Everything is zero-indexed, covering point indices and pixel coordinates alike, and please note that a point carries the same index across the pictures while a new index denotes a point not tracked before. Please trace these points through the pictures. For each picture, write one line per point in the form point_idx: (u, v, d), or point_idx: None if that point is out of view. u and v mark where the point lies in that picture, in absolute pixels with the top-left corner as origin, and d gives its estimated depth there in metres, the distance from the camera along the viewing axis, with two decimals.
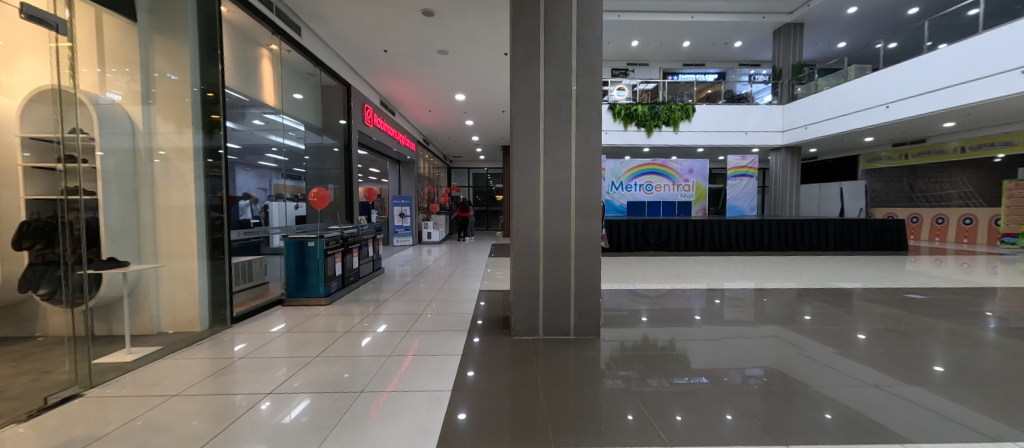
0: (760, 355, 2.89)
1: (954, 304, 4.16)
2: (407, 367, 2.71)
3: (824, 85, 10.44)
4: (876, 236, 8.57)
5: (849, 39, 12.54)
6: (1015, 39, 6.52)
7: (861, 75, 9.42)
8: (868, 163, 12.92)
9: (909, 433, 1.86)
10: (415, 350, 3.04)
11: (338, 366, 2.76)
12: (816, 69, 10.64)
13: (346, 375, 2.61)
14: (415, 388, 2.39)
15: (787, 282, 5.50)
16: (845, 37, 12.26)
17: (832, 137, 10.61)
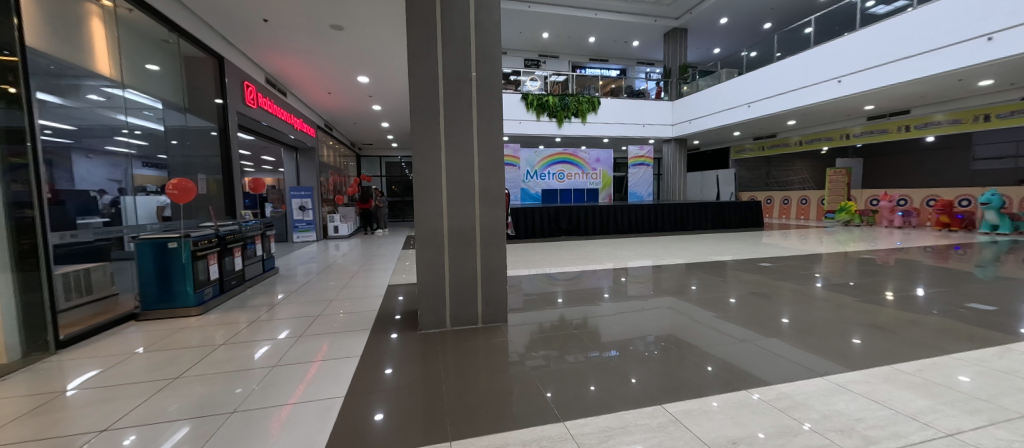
0: (652, 325, 3.21)
1: (794, 268, 5.17)
2: (313, 376, 2.44)
3: (703, 85, 11.95)
4: (743, 215, 10.18)
5: (722, 46, 14.52)
6: (841, 53, 8.18)
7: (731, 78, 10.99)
8: (736, 153, 15.07)
9: (768, 374, 2.21)
10: (324, 354, 2.79)
11: (224, 383, 2.38)
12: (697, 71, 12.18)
13: (239, 389, 2.29)
14: (317, 396, 2.19)
15: (677, 258, 6.24)
16: (719, 43, 14.17)
17: (709, 130, 12.26)
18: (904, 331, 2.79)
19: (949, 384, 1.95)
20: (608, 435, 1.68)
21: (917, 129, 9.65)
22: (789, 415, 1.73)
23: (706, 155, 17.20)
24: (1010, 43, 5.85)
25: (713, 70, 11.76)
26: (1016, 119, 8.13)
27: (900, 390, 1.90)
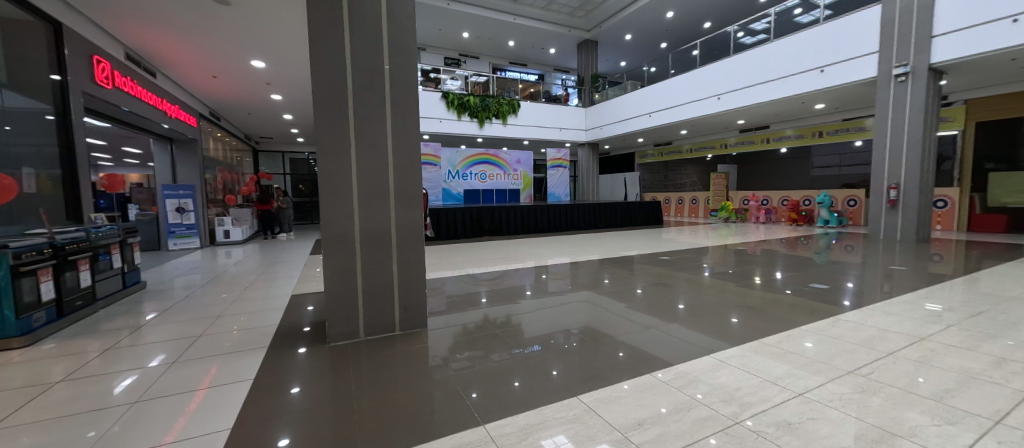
0: (571, 318, 3.37)
1: (687, 260, 5.91)
2: (196, 406, 2.05)
3: (612, 94, 13.13)
4: (647, 214, 11.36)
5: (627, 60, 16.04)
6: (720, 74, 9.63)
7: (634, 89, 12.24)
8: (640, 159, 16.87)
9: (667, 355, 2.47)
10: (211, 381, 2.36)
11: (64, 428, 1.87)
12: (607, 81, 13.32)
13: (90, 433, 1.82)
14: (203, 429, 1.84)
15: (592, 254, 6.71)
16: (624, 57, 15.63)
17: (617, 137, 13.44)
18: (768, 310, 3.34)
19: (799, 350, 2.38)
20: (527, 433, 1.68)
21: (774, 142, 11.82)
22: (682, 391, 1.92)
23: (615, 159, 18.82)
24: (835, 75, 7.50)
25: (620, 81, 12.93)
26: (837, 136, 10.41)
27: (764, 359, 2.27)
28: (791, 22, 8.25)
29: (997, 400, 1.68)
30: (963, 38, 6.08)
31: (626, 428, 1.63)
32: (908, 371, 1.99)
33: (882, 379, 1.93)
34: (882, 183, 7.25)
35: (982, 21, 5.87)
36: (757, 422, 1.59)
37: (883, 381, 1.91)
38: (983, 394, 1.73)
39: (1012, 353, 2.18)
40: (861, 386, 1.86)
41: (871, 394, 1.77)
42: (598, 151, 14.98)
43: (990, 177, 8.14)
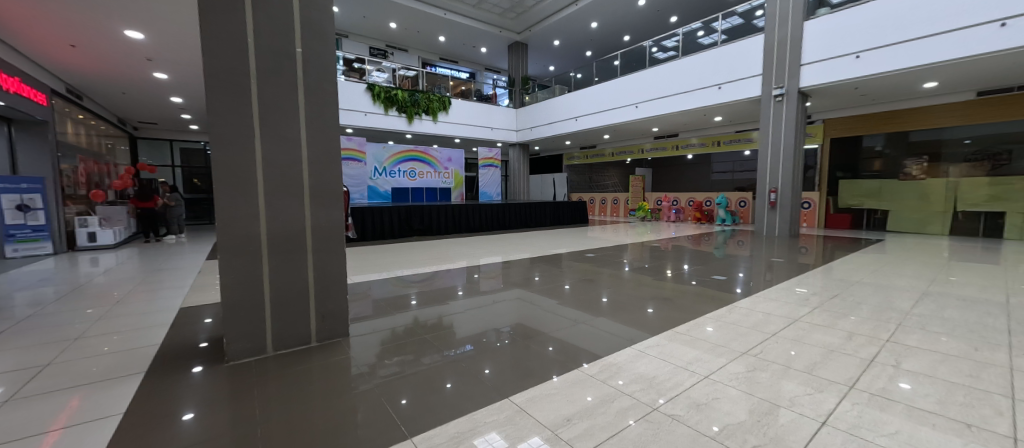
0: (505, 317, 3.36)
1: (610, 256, 6.34)
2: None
3: (541, 96, 13.61)
4: (574, 213, 11.96)
5: (555, 65, 16.72)
6: (637, 84, 10.55)
7: (562, 93, 12.86)
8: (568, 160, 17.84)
9: (594, 347, 2.60)
10: (68, 420, 1.82)
11: None
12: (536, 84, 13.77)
13: None
14: None
15: (524, 252, 6.85)
16: (552, 62, 16.28)
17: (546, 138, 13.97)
18: (679, 300, 3.71)
19: (705, 335, 2.67)
20: (457, 441, 1.62)
21: (681, 149, 13.31)
22: (607, 383, 2.03)
23: (544, 160, 19.52)
24: (729, 93, 8.70)
25: (549, 85, 13.45)
26: (732, 145, 12.04)
27: (676, 345, 2.51)
28: (694, 42, 9.32)
29: (849, 368, 2.06)
30: (819, 69, 7.44)
31: (556, 425, 1.66)
32: (785, 348, 2.36)
33: (769, 357, 2.24)
34: (764, 187, 8.54)
35: (833, 56, 7.24)
36: (672, 406, 1.73)
37: (769, 359, 2.22)
38: (837, 363, 2.13)
39: (857, 327, 2.70)
40: (753, 365, 2.14)
41: (761, 372, 2.05)
42: (528, 152, 15.41)
43: (841, 184, 10.01)
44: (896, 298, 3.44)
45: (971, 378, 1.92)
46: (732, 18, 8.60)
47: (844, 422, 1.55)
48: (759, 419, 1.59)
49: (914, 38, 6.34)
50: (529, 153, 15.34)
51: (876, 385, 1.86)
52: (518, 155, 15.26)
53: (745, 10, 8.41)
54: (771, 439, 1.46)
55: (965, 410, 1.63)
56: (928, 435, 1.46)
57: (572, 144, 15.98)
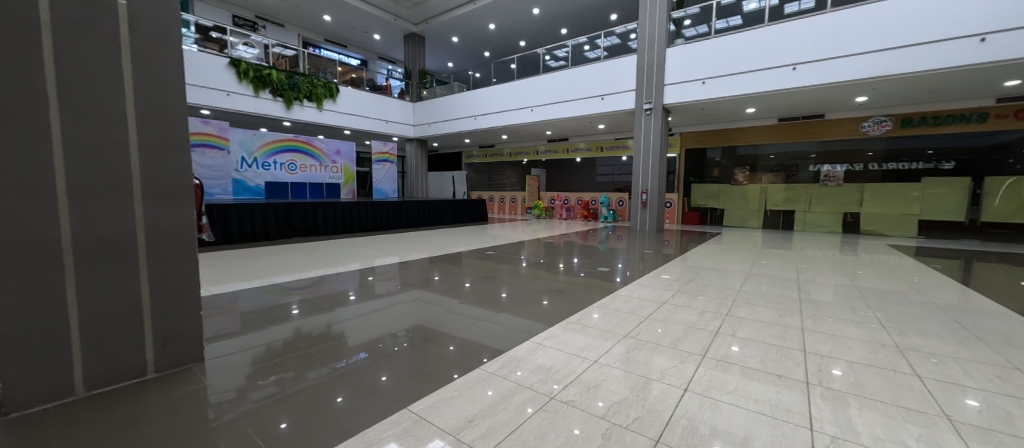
0: (404, 320, 3.16)
1: (508, 253, 6.54)
2: None
3: (439, 92, 13.35)
4: (474, 211, 12.02)
5: (454, 61, 16.58)
6: (533, 88, 11.15)
7: (461, 90, 12.82)
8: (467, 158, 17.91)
9: (496, 343, 2.62)
10: None
11: None
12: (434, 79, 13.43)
13: None
14: None
15: (422, 252, 6.59)
16: (450, 58, 16.09)
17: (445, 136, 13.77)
18: (571, 291, 4.02)
19: (593, 323, 2.94)
20: None
21: (571, 152, 14.57)
22: (508, 377, 2.07)
23: (442, 158, 19.17)
24: (609, 103, 9.83)
25: (447, 81, 13.28)
26: (612, 151, 13.62)
27: (571, 334, 2.69)
28: (582, 55, 10.29)
29: (701, 340, 2.50)
30: (677, 90, 8.90)
31: (458, 429, 1.62)
32: (656, 328, 2.75)
33: (644, 337, 2.58)
34: (637, 189, 9.87)
35: (686, 80, 8.76)
36: (566, 393, 1.85)
37: (644, 339, 2.55)
38: (693, 337, 2.56)
39: (705, 305, 3.31)
40: (633, 346, 2.43)
41: (639, 351, 2.34)
42: (426, 148, 14.94)
43: (693, 187, 12.15)
44: (729, 280, 4.33)
45: (778, 339, 2.52)
46: (612, 37, 9.76)
47: (699, 387, 1.87)
48: (637, 394, 1.81)
49: (738, 72, 8.09)
50: (427, 149, 14.88)
51: (720, 352, 2.29)
52: (416, 151, 14.68)
53: (621, 32, 9.60)
54: (648, 409, 1.67)
55: (773, 364, 2.13)
56: (754, 388, 1.85)
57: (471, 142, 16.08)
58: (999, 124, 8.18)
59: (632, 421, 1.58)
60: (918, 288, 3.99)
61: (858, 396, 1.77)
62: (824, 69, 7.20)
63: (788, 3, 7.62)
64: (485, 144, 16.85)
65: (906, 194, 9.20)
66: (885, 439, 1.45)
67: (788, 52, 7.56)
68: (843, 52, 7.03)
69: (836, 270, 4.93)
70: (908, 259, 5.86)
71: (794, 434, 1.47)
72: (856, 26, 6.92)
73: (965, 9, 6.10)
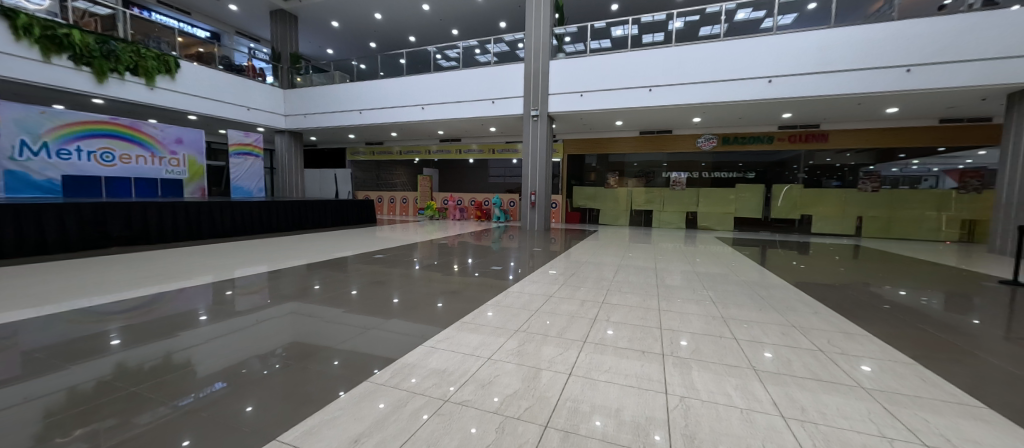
0: (272, 337, 2.70)
1: (399, 256, 6.19)
2: None
3: (316, 80, 12.11)
4: (360, 213, 11.02)
5: (333, 48, 15.05)
6: (423, 85, 10.89)
7: (342, 81, 11.83)
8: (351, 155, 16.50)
9: (388, 351, 2.43)
10: None
11: None
12: (310, 65, 12.10)
13: None
14: None
15: (298, 259, 5.77)
16: (330, 44, 14.59)
17: (325, 129, 12.54)
18: (465, 291, 4.00)
19: (487, 320, 2.97)
20: None
21: (463, 153, 14.70)
22: (402, 386, 1.94)
23: (321, 153, 17.27)
24: (499, 108, 10.19)
25: (326, 69, 12.06)
26: (504, 154, 14.15)
27: (468, 334, 2.67)
28: (473, 58, 10.46)
29: (583, 328, 2.76)
30: (560, 100, 9.72)
31: None
32: (545, 320, 2.92)
33: (534, 330, 2.72)
34: (526, 190, 10.44)
35: (567, 91, 9.64)
36: (462, 393, 1.82)
37: (534, 332, 2.69)
38: (577, 325, 2.80)
39: (585, 295, 3.67)
40: (524, 339, 2.54)
41: (530, 343, 2.46)
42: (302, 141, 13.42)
43: (574, 189, 13.48)
44: (602, 271, 4.90)
45: (642, 320, 2.94)
46: (501, 44, 10.15)
47: (581, 370, 2.05)
48: (528, 384, 1.89)
49: (608, 89, 9.27)
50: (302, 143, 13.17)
51: (598, 337, 2.56)
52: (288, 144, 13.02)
53: (510, 40, 10.04)
54: (538, 398, 1.74)
55: (638, 342, 2.47)
56: (624, 365, 2.11)
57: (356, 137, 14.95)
58: (779, 146, 11.13)
59: (525, 411, 1.64)
60: (731, 270, 5.16)
61: (697, 361, 2.17)
62: (669, 94, 8.78)
63: (645, 35, 9.02)
64: (372, 141, 15.82)
65: (724, 197, 11.83)
66: (716, 392, 1.80)
67: (645, 76, 8.97)
68: (683, 81, 8.67)
69: (678, 259, 6.03)
70: (723, 247, 7.55)
71: (654, 400, 1.72)
72: (692, 61, 8.60)
73: (758, 58, 8.12)
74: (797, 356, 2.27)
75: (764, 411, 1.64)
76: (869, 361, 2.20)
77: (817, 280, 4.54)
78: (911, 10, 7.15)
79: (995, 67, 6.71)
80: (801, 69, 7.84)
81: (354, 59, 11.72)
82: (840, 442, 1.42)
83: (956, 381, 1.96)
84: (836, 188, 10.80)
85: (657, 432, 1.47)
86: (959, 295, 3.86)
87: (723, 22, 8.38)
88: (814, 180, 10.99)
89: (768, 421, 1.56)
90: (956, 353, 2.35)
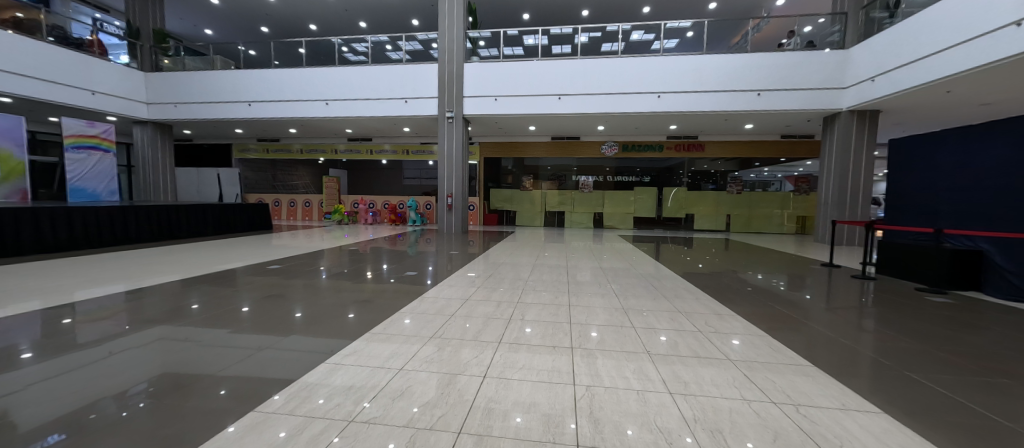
0: (126, 371, 2.18)
1: (301, 266, 5.56)
2: None
3: (190, 64, 10.51)
4: (251, 219, 9.63)
5: (213, 29, 12.99)
6: (327, 78, 10.04)
7: (226, 68, 10.36)
8: (239, 153, 14.43)
9: (291, 373, 2.15)
10: None
11: None
12: (182, 46, 10.47)
13: None
14: None
15: (168, 274, 4.81)
16: (208, 24, 12.61)
17: (203, 122, 10.86)
18: (379, 300, 3.75)
19: (402, 329, 2.82)
20: None
21: (375, 154, 13.93)
22: (305, 410, 1.73)
23: (200, 149, 14.80)
24: (413, 107, 9.87)
25: (204, 52, 10.55)
26: (418, 155, 13.82)
27: (384, 346, 2.49)
28: (383, 54, 9.98)
29: (499, 328, 2.79)
30: (475, 103, 9.76)
31: None
32: (463, 325, 2.88)
33: (450, 335, 2.66)
34: (442, 193, 10.25)
35: (482, 94, 9.73)
36: (371, 409, 1.70)
37: (450, 336, 2.64)
38: (493, 327, 2.83)
39: (501, 297, 3.71)
40: (440, 345, 2.47)
41: (446, 349, 2.40)
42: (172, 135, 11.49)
43: (492, 192, 13.68)
44: (518, 271, 5.03)
45: (553, 316, 3.08)
46: (414, 42, 9.85)
47: (495, 371, 2.06)
48: (442, 392, 1.84)
49: (523, 95, 9.61)
50: (172, 137, 11.29)
51: (513, 336, 2.61)
52: (152, 138, 10.93)
53: (423, 38, 9.79)
54: (452, 405, 1.71)
55: (550, 338, 2.58)
56: (536, 361, 2.19)
57: (244, 132, 13.20)
58: (667, 154, 12.73)
59: (439, 420, 1.59)
60: (629, 264, 5.73)
61: (601, 351, 2.34)
62: (577, 102, 9.46)
63: (554, 45, 9.57)
64: (266, 137, 14.08)
65: (626, 199, 13.13)
66: (617, 378, 1.97)
67: (555, 85, 9.52)
68: (588, 91, 9.41)
69: (585, 256, 6.50)
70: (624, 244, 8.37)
71: (563, 392, 1.81)
72: (596, 74, 9.38)
73: (650, 75, 9.18)
74: (683, 337, 2.60)
75: (655, 389, 1.83)
76: (735, 337, 2.61)
77: (695, 270, 5.29)
78: (760, 46, 8.81)
79: (814, 96, 8.61)
80: (684, 87, 9.08)
81: (241, 43, 10.34)
82: (714, 408, 1.66)
83: (796, 346, 2.44)
84: (712, 190, 12.73)
85: (566, 422, 1.55)
86: (796, 277, 4.83)
87: (620, 41, 9.31)
88: (695, 184, 12.79)
89: (659, 398, 1.75)
90: (793, 323, 2.93)
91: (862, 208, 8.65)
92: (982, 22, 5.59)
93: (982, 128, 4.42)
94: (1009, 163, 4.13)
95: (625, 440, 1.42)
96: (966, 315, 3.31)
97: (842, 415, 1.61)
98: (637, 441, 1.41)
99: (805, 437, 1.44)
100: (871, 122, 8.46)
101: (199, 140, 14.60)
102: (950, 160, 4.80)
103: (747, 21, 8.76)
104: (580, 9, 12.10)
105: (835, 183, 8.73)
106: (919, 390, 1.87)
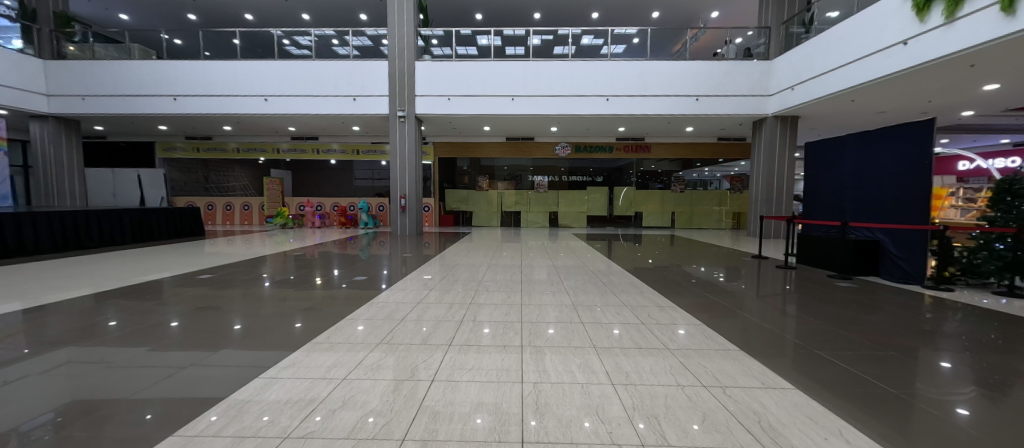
0: (10, 403, 1.88)
1: (239, 274, 5.14)
2: None
3: (101, 52, 9.40)
4: (176, 226, 8.66)
5: (129, 13, 11.68)
6: (264, 72, 9.37)
7: (145, 58, 9.37)
8: (164, 151, 13.08)
9: (224, 390, 1.98)
10: None
11: None
12: (91, 32, 9.34)
13: None
14: None
15: (75, 289, 4.23)
16: (124, 7, 11.33)
17: (117, 117, 9.69)
18: (326, 307, 3.56)
19: (348, 337, 2.70)
20: None
21: (323, 153, 13.22)
22: (235, 429, 1.60)
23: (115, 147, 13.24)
24: (362, 105, 9.48)
25: (119, 39, 9.49)
26: (369, 155, 13.37)
27: (328, 356, 2.36)
28: (329, 49, 9.54)
29: (450, 330, 2.77)
30: (428, 102, 9.58)
31: None
32: (412, 329, 2.82)
33: (399, 340, 2.59)
34: (395, 194, 9.90)
35: (435, 93, 9.57)
36: (309, 424, 1.61)
37: (399, 342, 2.57)
38: (444, 329, 2.79)
39: (453, 299, 3.67)
40: (388, 352, 2.39)
41: (394, 355, 2.33)
42: (79, 131, 10.11)
43: (448, 193, 13.51)
44: (471, 273, 5.00)
45: (506, 316, 3.10)
46: (362, 37, 9.49)
47: (443, 374, 2.04)
48: (388, 399, 1.79)
49: (476, 95, 9.59)
50: (79, 133, 10.04)
51: (464, 338, 2.60)
52: (52, 136, 9.57)
53: (373, 34, 9.47)
54: (398, 411, 1.67)
55: (502, 337, 2.60)
56: (485, 361, 2.19)
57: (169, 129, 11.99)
58: (617, 155, 13.27)
59: (383, 428, 1.55)
60: (578, 262, 5.90)
61: (549, 347, 2.39)
62: (530, 103, 9.60)
63: (508, 47, 9.67)
64: (195, 135, 12.91)
65: (579, 198, 13.53)
66: (562, 373, 2.02)
67: (509, 86, 9.58)
68: (540, 93, 9.58)
69: (538, 255, 6.61)
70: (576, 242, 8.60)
71: (510, 390, 1.83)
72: (548, 76, 9.57)
73: (599, 78, 9.52)
74: (626, 330, 2.72)
75: (598, 381, 1.91)
76: (674, 328, 2.77)
77: (641, 265, 5.56)
78: (697, 54, 9.44)
79: (745, 102, 9.38)
80: (630, 91, 9.51)
81: (164, 31, 9.41)
82: (651, 395, 1.75)
83: (727, 334, 2.65)
84: (659, 189, 13.45)
85: (513, 420, 1.57)
86: (731, 269, 5.22)
87: (571, 45, 9.61)
88: (643, 183, 13.45)
89: (602, 389, 1.82)
90: (727, 313, 3.17)
91: (787, 205, 9.55)
92: (876, 41, 6.42)
93: (876, 134, 5.05)
94: (898, 165, 4.75)
95: (568, 432, 1.47)
96: (867, 297, 3.77)
97: (761, 392, 1.77)
98: (581, 432, 1.47)
99: (730, 415, 1.57)
100: (792, 126, 9.34)
101: (114, 137, 13.04)
102: (853, 162, 5.43)
103: (685, 31, 9.38)
104: (531, 12, 12.29)
105: (764, 181, 9.54)
106: (825, 366, 2.11)
